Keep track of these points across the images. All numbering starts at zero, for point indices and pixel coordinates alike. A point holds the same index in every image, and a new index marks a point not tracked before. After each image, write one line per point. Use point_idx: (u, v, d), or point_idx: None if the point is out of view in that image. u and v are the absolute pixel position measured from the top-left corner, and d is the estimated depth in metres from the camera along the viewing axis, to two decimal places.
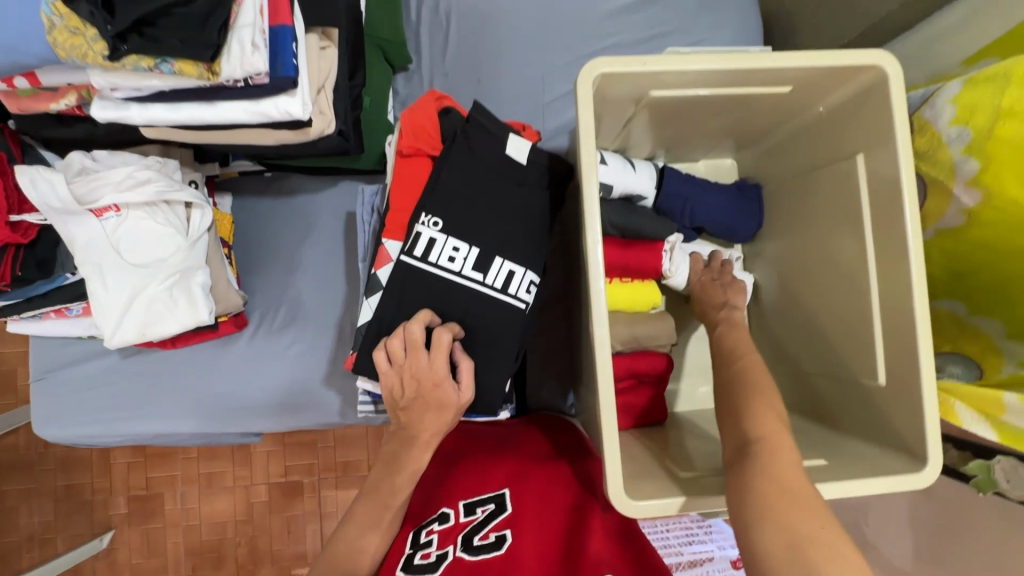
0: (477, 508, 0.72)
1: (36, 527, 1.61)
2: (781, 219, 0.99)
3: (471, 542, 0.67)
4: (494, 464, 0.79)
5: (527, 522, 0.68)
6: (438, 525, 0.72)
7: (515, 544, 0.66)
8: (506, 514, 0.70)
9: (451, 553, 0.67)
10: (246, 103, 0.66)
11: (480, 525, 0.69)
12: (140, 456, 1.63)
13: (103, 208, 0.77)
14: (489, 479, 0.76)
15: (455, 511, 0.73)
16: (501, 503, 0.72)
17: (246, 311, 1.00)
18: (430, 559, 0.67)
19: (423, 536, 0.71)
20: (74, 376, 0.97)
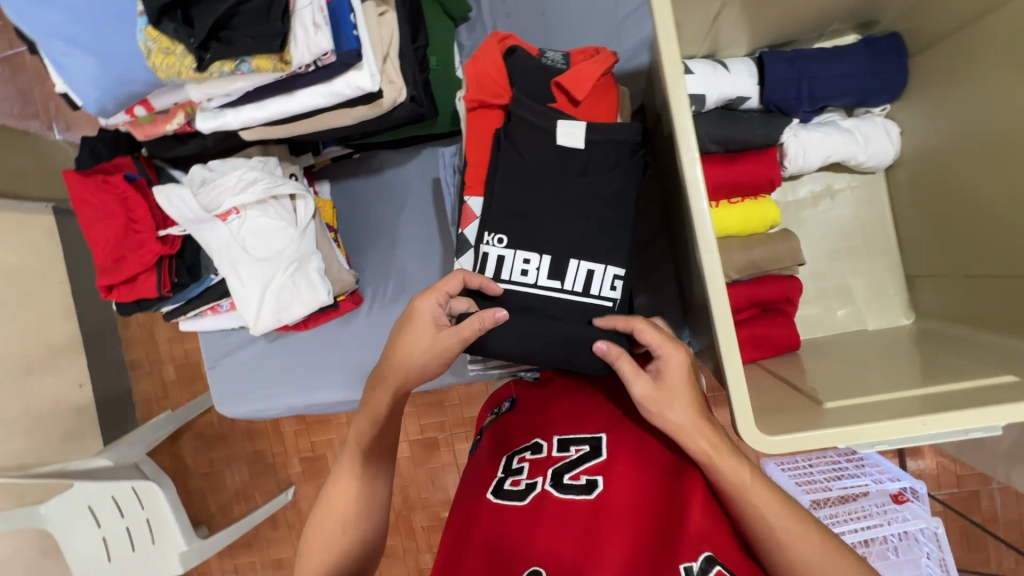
0: (572, 447, 0.70)
1: (239, 485, 1.95)
2: (937, 93, 0.81)
3: (562, 480, 0.66)
4: (593, 407, 0.76)
5: (622, 470, 0.65)
6: (530, 453, 0.72)
7: (607, 492, 0.63)
8: (600, 460, 0.67)
9: (541, 484, 0.66)
10: (321, 86, 0.67)
11: (573, 465, 0.67)
12: (303, 423, 1.89)
13: (226, 212, 0.85)
14: (587, 420, 0.73)
15: (549, 444, 0.72)
16: (597, 447, 0.69)
17: (360, 288, 1.08)
18: (520, 486, 0.67)
19: (515, 463, 0.71)
20: (235, 362, 1.12)
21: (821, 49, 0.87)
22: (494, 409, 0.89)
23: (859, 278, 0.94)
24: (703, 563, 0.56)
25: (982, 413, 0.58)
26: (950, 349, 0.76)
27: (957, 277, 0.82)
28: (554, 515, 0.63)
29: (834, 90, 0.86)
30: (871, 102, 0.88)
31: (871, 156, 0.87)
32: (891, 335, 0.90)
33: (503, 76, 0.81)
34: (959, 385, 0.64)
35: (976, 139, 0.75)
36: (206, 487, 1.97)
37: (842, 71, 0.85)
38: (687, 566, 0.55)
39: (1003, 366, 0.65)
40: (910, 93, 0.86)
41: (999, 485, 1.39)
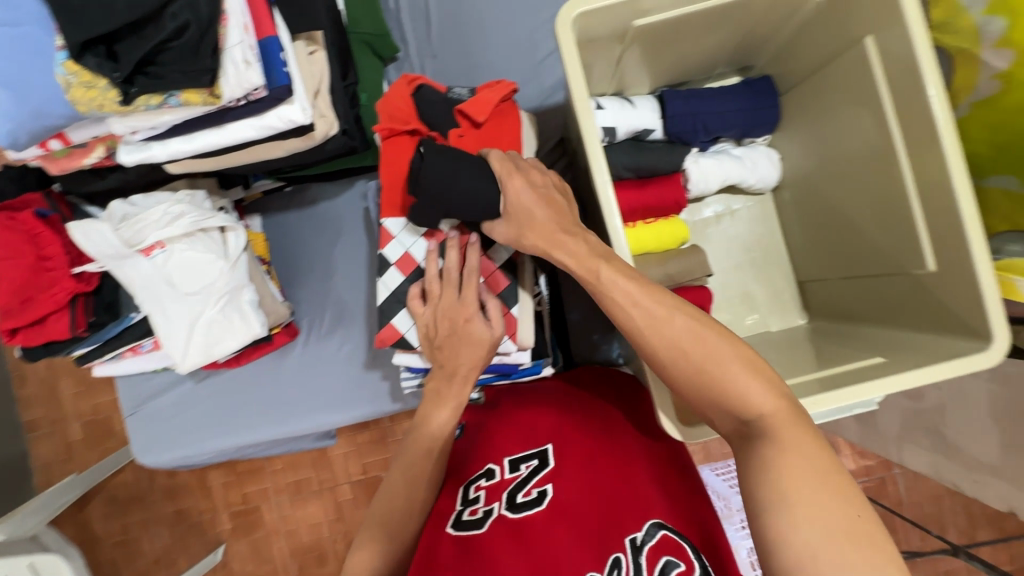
0: (522, 465, 0.71)
1: (159, 551, 1.78)
2: (800, 121, 0.95)
3: (515, 500, 0.67)
4: (536, 418, 0.78)
5: (568, 473, 0.68)
6: (485, 480, 0.73)
7: (557, 498, 0.65)
8: (548, 469, 0.69)
9: (497, 509, 0.67)
10: (251, 119, 0.69)
11: (524, 482, 0.69)
12: (233, 474, 1.77)
13: (150, 247, 0.83)
14: (534, 433, 0.75)
15: (500, 466, 0.73)
16: (545, 459, 0.71)
17: (295, 320, 1.06)
18: (478, 514, 0.68)
19: (471, 492, 0.72)
20: (157, 407, 1.06)
21: (710, 90, 1.00)
22: None
23: (760, 286, 1.06)
24: (649, 529, 0.59)
25: (861, 389, 0.67)
26: (837, 342, 0.87)
27: (835, 280, 0.95)
28: (511, 532, 0.63)
29: (724, 123, 0.98)
30: (754, 133, 1.01)
31: (758, 178, 1.01)
32: (791, 335, 1.01)
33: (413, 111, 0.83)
34: (844, 368, 0.74)
35: (833, 164, 0.89)
36: (120, 558, 1.78)
37: (728, 108, 0.98)
38: (634, 537, 0.59)
39: (876, 352, 0.76)
40: (784, 126, 1.00)
41: (900, 468, 1.55)
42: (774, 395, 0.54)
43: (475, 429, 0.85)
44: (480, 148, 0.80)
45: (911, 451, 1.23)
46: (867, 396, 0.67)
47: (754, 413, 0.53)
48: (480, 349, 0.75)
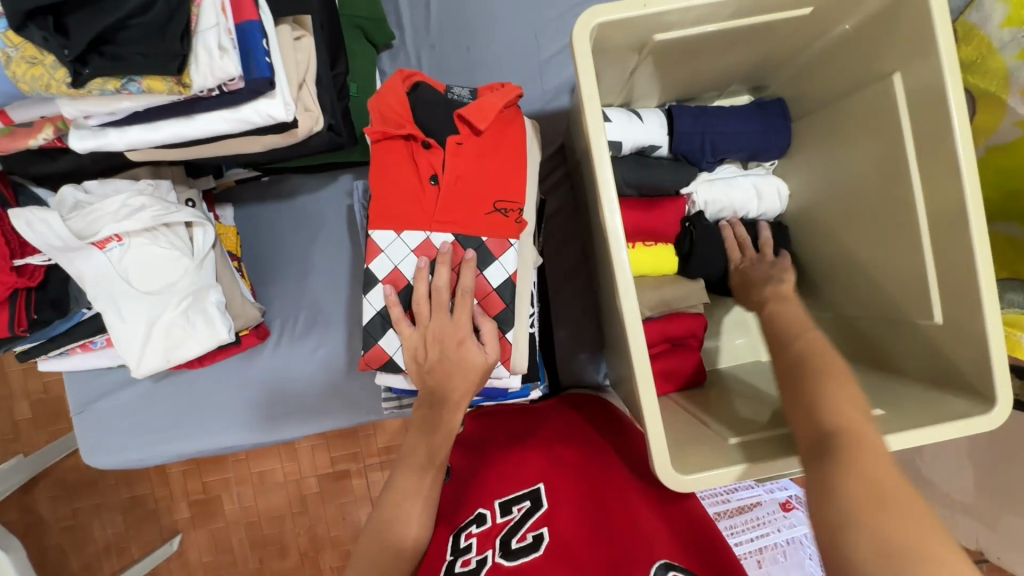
0: (514, 507, 0.66)
1: (109, 538, 1.70)
2: (810, 149, 0.92)
3: (510, 545, 0.60)
4: (526, 460, 0.73)
5: (565, 513, 0.63)
6: (475, 526, 0.66)
7: (554, 537, 0.59)
8: (542, 511, 0.64)
9: (490, 556, 0.60)
10: (225, 112, 0.61)
11: (518, 526, 0.63)
12: (193, 462, 1.69)
13: (104, 240, 0.75)
14: (524, 475, 0.70)
15: (491, 510, 0.67)
16: (537, 499, 0.65)
17: (266, 321, 0.99)
18: (470, 565, 0.60)
19: (461, 540, 0.65)
20: (109, 405, 0.97)
21: (721, 108, 0.96)
22: None
23: (756, 313, 1.03)
24: (658, 572, 0.52)
25: None
26: None
27: (832, 317, 0.92)
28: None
29: (734, 145, 0.93)
30: (762, 157, 0.97)
31: (762, 206, 0.97)
32: None
33: (408, 111, 0.77)
34: None
35: (841, 199, 0.86)
36: (67, 544, 1.69)
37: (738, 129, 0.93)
38: None
39: (875, 400, 0.74)
40: (794, 152, 0.96)
41: None
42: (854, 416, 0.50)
43: (467, 475, 0.78)
44: (480, 155, 0.76)
45: None
46: None
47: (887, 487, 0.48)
48: (475, 372, 0.71)
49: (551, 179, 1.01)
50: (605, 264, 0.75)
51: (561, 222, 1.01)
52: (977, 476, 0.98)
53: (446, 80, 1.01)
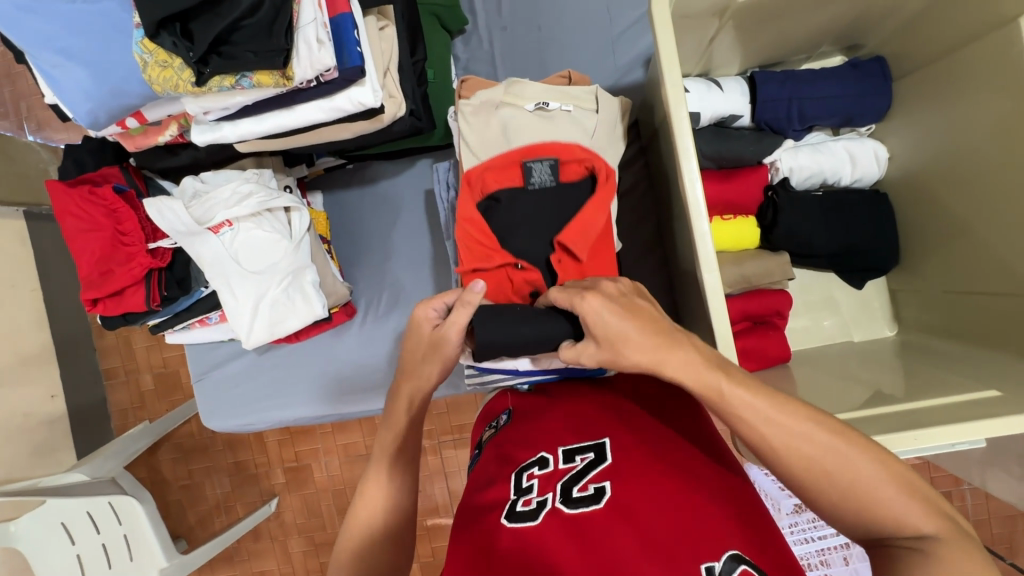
0: (577, 456, 0.65)
1: (219, 497, 1.90)
2: (915, 109, 0.84)
3: (572, 493, 0.60)
4: (592, 416, 0.72)
5: (629, 470, 0.60)
6: (538, 469, 0.66)
7: (618, 496, 0.58)
8: (607, 465, 0.62)
9: (551, 500, 0.60)
10: (321, 101, 0.66)
11: (580, 475, 0.62)
12: (287, 433, 1.85)
13: (218, 225, 0.83)
14: (591, 427, 0.69)
15: (554, 456, 0.67)
16: (602, 453, 0.64)
17: (353, 300, 1.06)
18: (532, 505, 0.61)
19: (524, 481, 0.65)
20: (223, 375, 1.10)
21: (811, 72, 0.90)
22: (492, 423, 0.83)
23: (847, 293, 0.96)
24: (726, 563, 0.49)
25: (968, 428, 0.60)
26: (935, 362, 0.79)
27: (934, 291, 0.86)
28: (568, 529, 0.56)
29: (824, 111, 0.88)
30: (857, 122, 0.90)
31: (856, 175, 0.90)
32: (877, 347, 0.93)
33: (493, 238, 0.79)
34: (947, 399, 0.66)
35: (950, 161, 0.78)
36: (186, 500, 1.92)
37: (830, 93, 0.88)
38: (710, 567, 0.49)
39: (987, 381, 0.68)
40: (895, 114, 0.88)
41: (971, 485, 1.43)
42: (934, 514, 0.46)
43: (527, 421, 0.76)
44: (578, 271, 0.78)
45: (995, 477, 1.13)
46: (972, 436, 0.61)
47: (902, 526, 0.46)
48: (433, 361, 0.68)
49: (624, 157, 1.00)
50: (687, 234, 0.74)
51: (635, 199, 0.99)
52: None
53: (517, 61, 1.02)
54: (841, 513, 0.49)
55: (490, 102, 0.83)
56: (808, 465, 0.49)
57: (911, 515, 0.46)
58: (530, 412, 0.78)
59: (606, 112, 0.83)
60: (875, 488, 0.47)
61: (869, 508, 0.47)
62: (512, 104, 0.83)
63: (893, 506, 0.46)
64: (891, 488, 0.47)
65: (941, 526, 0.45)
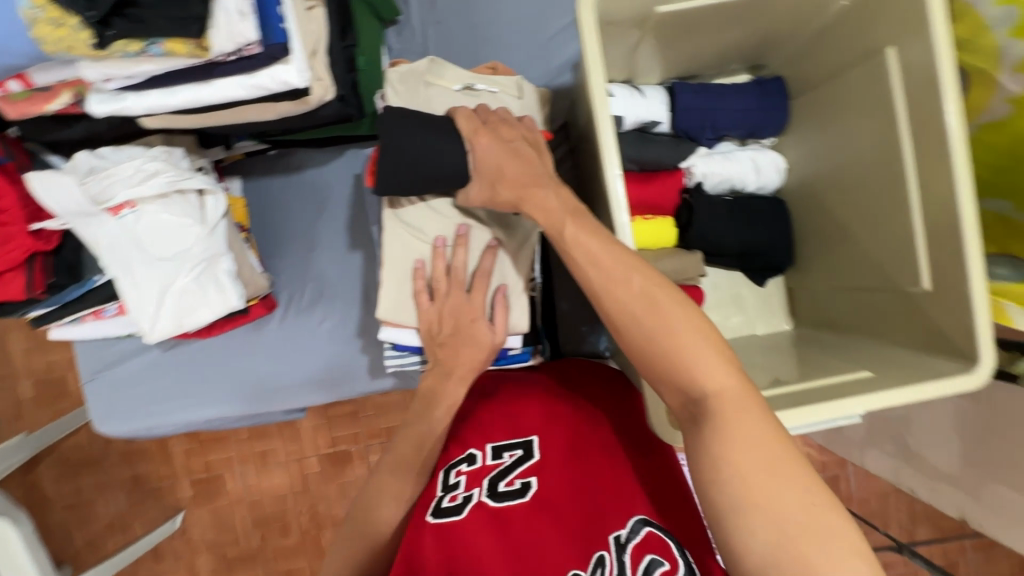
0: (505, 453, 0.67)
1: (114, 515, 1.72)
2: (806, 124, 0.94)
3: (498, 488, 0.63)
4: (519, 405, 0.73)
5: (553, 463, 0.64)
6: (466, 465, 0.68)
7: (541, 490, 0.62)
8: (534, 461, 0.65)
9: (477, 496, 0.63)
10: (242, 77, 0.63)
11: (507, 470, 0.64)
12: (195, 442, 1.71)
13: (119, 206, 0.77)
14: (518, 419, 0.71)
15: (483, 452, 0.68)
16: (530, 450, 0.66)
17: (273, 292, 1.01)
18: (456, 501, 0.63)
19: (451, 477, 0.67)
20: (120, 374, 1.00)
21: (722, 86, 0.98)
22: None
23: (751, 290, 1.05)
24: (632, 525, 0.56)
25: (849, 404, 0.68)
26: (823, 350, 0.88)
27: (821, 289, 0.96)
28: (492, 523, 0.59)
29: (732, 123, 0.97)
30: (760, 135, 1.00)
31: (759, 184, 1.00)
32: (776, 339, 1.02)
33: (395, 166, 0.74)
34: (832, 380, 0.75)
35: (835, 172, 0.88)
36: (72, 521, 1.71)
37: (737, 107, 0.96)
38: (617, 536, 0.56)
39: (866, 364, 0.78)
40: (792, 129, 0.98)
41: (853, 467, 1.61)
42: (726, 373, 0.52)
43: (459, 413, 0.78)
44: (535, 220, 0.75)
45: (873, 455, 1.27)
46: (852, 412, 0.69)
47: (695, 383, 0.52)
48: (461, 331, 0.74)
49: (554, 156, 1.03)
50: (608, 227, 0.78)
51: None
52: (962, 448, 1.01)
53: (451, 56, 1.02)
54: (654, 366, 0.55)
55: (416, 75, 0.77)
56: (639, 323, 0.55)
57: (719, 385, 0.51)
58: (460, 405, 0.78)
59: (528, 98, 0.80)
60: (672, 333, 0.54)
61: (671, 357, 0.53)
62: (439, 84, 0.78)
63: (691, 362, 0.53)
64: (692, 339, 0.53)
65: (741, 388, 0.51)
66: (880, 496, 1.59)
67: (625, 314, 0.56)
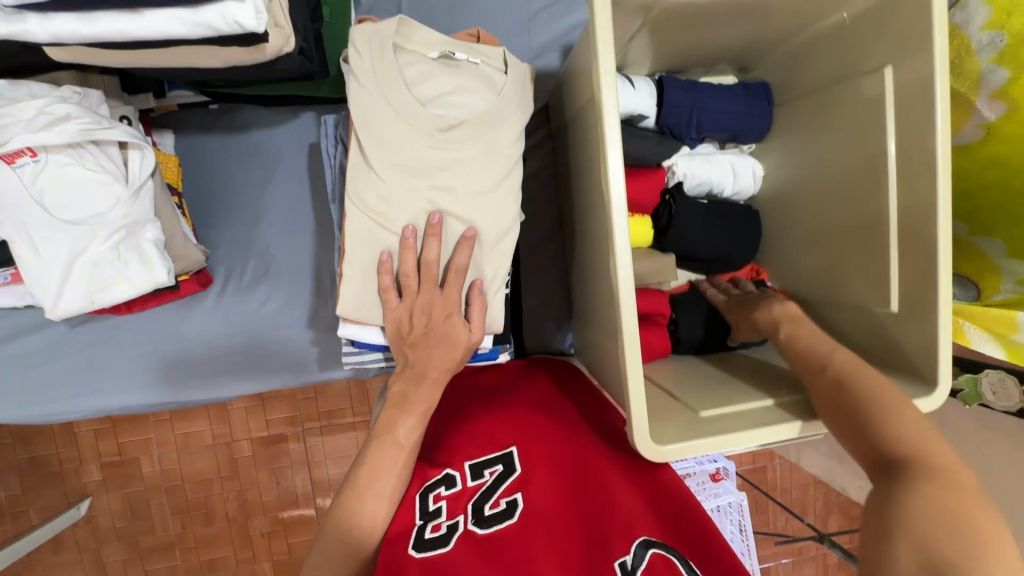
0: (485, 470, 0.63)
1: (3, 502, 1.52)
2: (787, 132, 0.93)
3: (483, 512, 0.59)
4: (494, 418, 0.70)
5: (537, 480, 0.61)
6: (444, 488, 0.63)
7: (529, 508, 0.59)
8: (516, 476, 0.62)
9: (462, 523, 0.59)
10: (182, 11, 0.52)
11: (490, 491, 0.61)
12: (106, 423, 1.53)
13: (14, 153, 0.63)
14: (495, 433, 0.67)
15: (460, 471, 0.64)
16: (511, 463, 0.64)
17: (208, 267, 0.89)
18: (440, 531, 0.59)
19: (430, 504, 0.62)
20: (15, 351, 0.86)
21: (710, 85, 0.95)
22: None
23: None
24: (637, 551, 0.54)
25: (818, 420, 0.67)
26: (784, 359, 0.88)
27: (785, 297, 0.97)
28: (482, 551, 0.56)
29: (718, 124, 0.94)
30: (742, 139, 0.98)
31: (736, 188, 0.99)
32: None
33: None
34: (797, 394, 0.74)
35: (811, 183, 0.88)
36: None
37: (724, 108, 0.93)
38: (623, 562, 0.54)
39: None
40: (772, 136, 0.97)
41: (782, 460, 1.70)
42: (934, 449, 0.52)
43: (435, 428, 0.73)
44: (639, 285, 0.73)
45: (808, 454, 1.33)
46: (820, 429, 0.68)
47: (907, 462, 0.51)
48: (446, 334, 0.68)
49: (532, 140, 0.97)
50: (595, 222, 0.72)
51: (537, 184, 0.97)
52: None
53: (427, 19, 0.93)
54: (872, 446, 0.54)
55: (384, 37, 0.66)
56: (872, 407, 0.56)
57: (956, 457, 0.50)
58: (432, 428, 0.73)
59: (515, 73, 0.70)
60: (873, 412, 0.55)
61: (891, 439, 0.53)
62: (410, 50, 0.68)
63: (910, 442, 0.52)
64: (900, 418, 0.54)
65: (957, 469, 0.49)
66: (804, 488, 1.70)
67: (857, 400, 0.57)
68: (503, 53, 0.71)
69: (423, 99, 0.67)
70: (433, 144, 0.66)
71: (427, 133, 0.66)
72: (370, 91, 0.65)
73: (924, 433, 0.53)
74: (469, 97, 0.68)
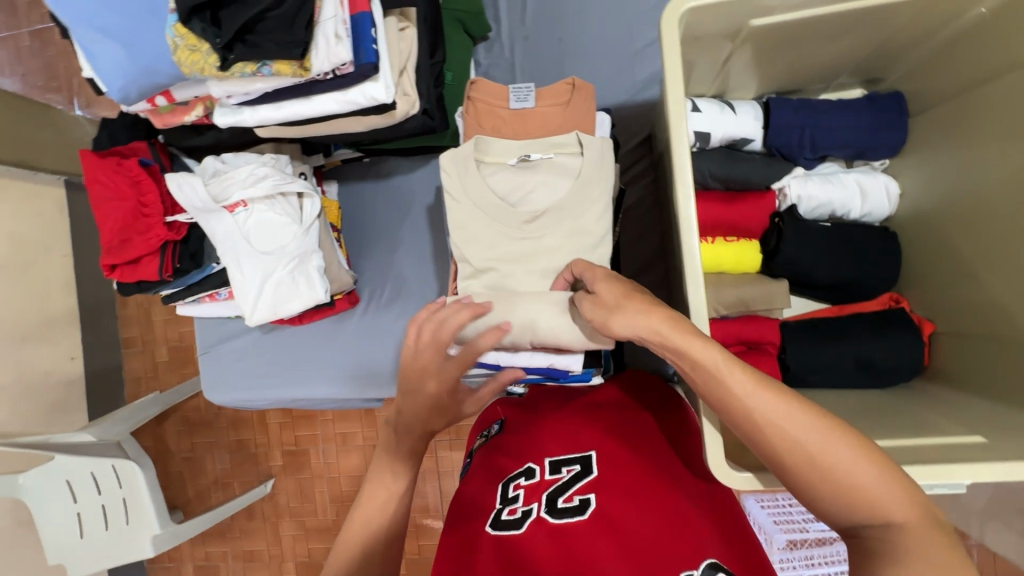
0: (563, 467, 0.66)
1: (219, 473, 1.95)
2: (928, 145, 0.83)
3: (556, 504, 0.62)
4: (577, 427, 0.72)
5: (613, 484, 0.62)
6: (524, 478, 0.67)
7: (602, 509, 0.60)
8: (592, 477, 0.64)
9: (536, 510, 0.62)
10: (337, 93, 0.70)
11: (565, 486, 0.64)
12: (288, 417, 1.89)
13: (234, 204, 0.88)
14: (577, 439, 0.70)
15: (541, 467, 0.68)
16: (588, 465, 0.66)
17: (357, 288, 1.09)
18: (517, 514, 0.63)
19: (510, 491, 0.66)
20: (228, 349, 1.14)
21: (826, 101, 0.90)
22: (483, 434, 0.84)
23: None
24: (705, 571, 0.51)
25: (946, 470, 0.58)
26: (925, 402, 0.77)
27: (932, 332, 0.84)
28: (552, 541, 0.59)
29: (836, 141, 0.88)
30: (870, 156, 0.90)
31: (867, 208, 0.89)
32: None
33: None
34: (926, 439, 0.64)
35: (959, 201, 0.77)
36: (187, 472, 1.97)
37: (843, 124, 0.87)
38: (690, 574, 0.51)
39: (971, 426, 0.66)
40: (910, 151, 0.87)
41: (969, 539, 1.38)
42: (909, 503, 0.46)
43: (521, 425, 0.78)
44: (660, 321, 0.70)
45: (996, 531, 1.08)
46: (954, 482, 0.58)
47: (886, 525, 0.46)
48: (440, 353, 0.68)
49: (636, 169, 1.01)
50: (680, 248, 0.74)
51: (639, 213, 1.01)
52: None
53: (537, 71, 1.04)
54: (823, 501, 0.49)
55: (467, 156, 0.80)
56: (798, 456, 0.49)
57: (890, 501, 0.46)
58: (518, 424, 0.79)
59: (590, 153, 0.79)
60: (840, 465, 0.48)
61: (848, 495, 0.48)
62: (491, 160, 0.82)
63: (875, 497, 0.47)
64: (867, 472, 0.47)
65: (914, 515, 0.46)
66: None
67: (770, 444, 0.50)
68: (575, 137, 0.80)
69: (514, 203, 0.81)
70: (521, 235, 0.78)
71: (515, 227, 0.79)
72: (463, 207, 0.80)
73: (886, 494, 0.47)
74: (549, 192, 0.80)
